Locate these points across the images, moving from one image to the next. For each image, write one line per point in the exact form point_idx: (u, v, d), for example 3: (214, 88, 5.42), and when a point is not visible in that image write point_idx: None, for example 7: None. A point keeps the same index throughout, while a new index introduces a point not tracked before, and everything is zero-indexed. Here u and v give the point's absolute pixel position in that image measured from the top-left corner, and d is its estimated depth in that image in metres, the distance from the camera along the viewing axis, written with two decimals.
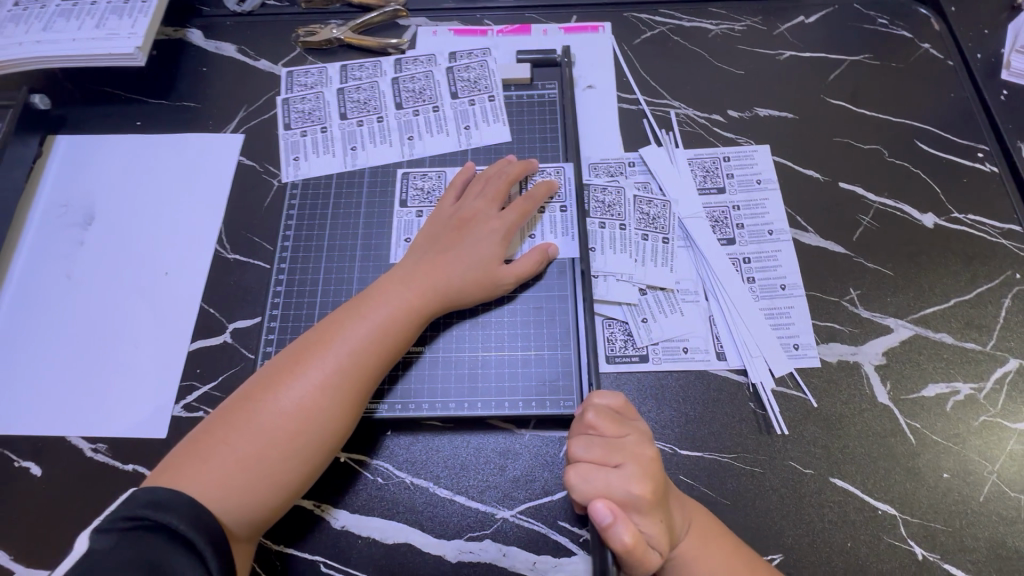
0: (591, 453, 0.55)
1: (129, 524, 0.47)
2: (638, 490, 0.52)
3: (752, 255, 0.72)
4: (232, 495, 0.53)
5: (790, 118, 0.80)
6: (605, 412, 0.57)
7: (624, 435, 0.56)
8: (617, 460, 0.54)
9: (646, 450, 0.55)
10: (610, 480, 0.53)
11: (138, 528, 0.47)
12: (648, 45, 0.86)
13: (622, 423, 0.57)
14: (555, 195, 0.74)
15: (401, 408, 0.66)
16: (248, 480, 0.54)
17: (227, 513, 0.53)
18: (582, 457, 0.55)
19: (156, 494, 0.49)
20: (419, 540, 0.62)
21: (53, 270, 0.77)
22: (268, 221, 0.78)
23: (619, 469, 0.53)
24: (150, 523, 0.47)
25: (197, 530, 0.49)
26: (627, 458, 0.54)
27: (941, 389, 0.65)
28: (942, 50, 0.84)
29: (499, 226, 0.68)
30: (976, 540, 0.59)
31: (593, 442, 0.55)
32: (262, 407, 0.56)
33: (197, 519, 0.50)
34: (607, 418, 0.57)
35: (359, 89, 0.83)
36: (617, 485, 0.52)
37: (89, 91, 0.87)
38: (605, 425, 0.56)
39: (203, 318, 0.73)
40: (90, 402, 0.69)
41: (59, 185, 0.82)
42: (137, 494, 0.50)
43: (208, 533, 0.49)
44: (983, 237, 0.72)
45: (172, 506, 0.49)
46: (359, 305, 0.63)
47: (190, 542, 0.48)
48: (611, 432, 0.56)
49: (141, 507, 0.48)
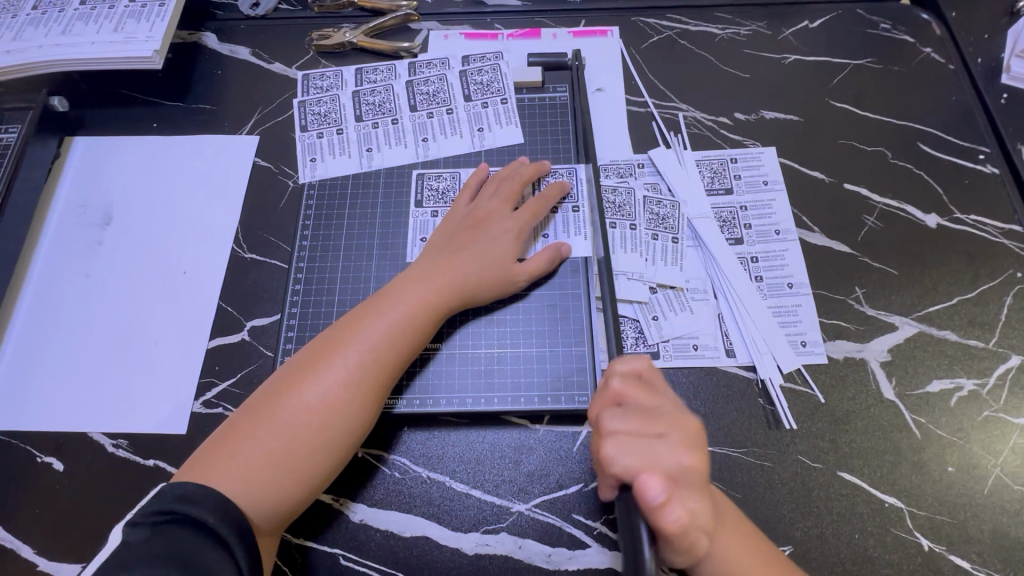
0: (629, 421, 0.52)
1: (159, 518, 0.49)
2: (685, 458, 0.50)
3: (760, 254, 0.74)
4: (259, 490, 0.54)
5: (796, 120, 0.82)
6: (632, 379, 0.56)
7: (658, 402, 0.55)
8: (659, 426, 0.52)
9: (683, 416, 0.54)
10: (656, 446, 0.50)
11: (169, 521, 0.48)
12: (656, 49, 0.88)
13: (652, 389, 0.56)
14: (567, 196, 0.76)
15: (418, 404, 0.67)
16: (274, 474, 0.55)
17: (253, 508, 0.54)
18: (620, 426, 0.52)
19: (186, 488, 0.51)
20: (436, 533, 0.63)
21: (72, 269, 0.78)
22: (284, 221, 0.79)
23: (662, 435, 0.51)
24: (180, 517, 0.49)
25: (226, 523, 0.50)
26: (668, 424, 0.52)
27: (945, 385, 0.67)
28: (944, 55, 0.86)
29: (512, 225, 0.70)
30: (981, 531, 0.61)
31: (630, 411, 0.53)
32: (286, 404, 0.58)
33: (225, 513, 0.51)
34: (637, 385, 0.56)
35: (373, 92, 0.85)
36: (663, 451, 0.50)
37: (106, 93, 0.89)
38: (637, 393, 0.55)
39: (221, 316, 0.75)
40: (111, 399, 0.71)
41: (77, 185, 0.83)
42: (166, 488, 0.51)
43: (236, 526, 0.51)
44: (985, 237, 0.74)
45: (200, 500, 0.50)
46: (378, 303, 0.64)
47: (218, 535, 0.49)
48: (643, 399, 0.55)
49: (172, 501, 0.49)
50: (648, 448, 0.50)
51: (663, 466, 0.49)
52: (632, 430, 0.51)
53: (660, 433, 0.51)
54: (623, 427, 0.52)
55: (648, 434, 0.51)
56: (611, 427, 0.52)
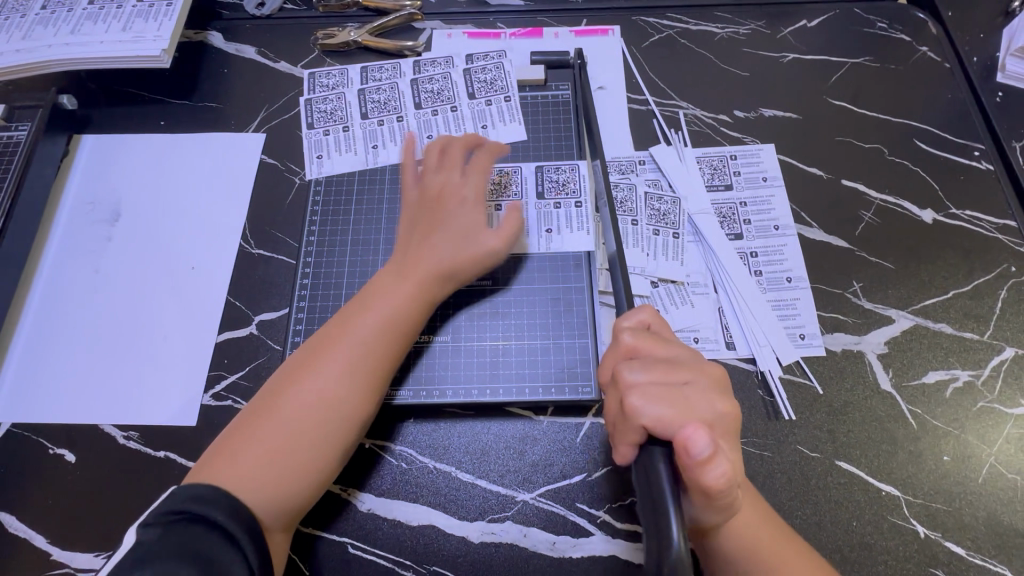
0: (652, 373, 0.53)
1: (170, 517, 0.50)
2: (718, 404, 0.52)
3: (760, 249, 0.75)
4: (265, 487, 0.56)
5: (794, 118, 0.83)
6: (642, 331, 0.57)
7: (673, 351, 0.56)
8: (684, 376, 0.53)
9: (701, 362, 0.55)
10: (688, 397, 0.51)
11: (180, 520, 0.50)
12: (656, 48, 0.89)
13: (664, 339, 0.57)
14: (514, 174, 0.79)
15: (425, 396, 0.68)
16: (278, 471, 0.57)
17: (262, 504, 0.55)
18: (646, 379, 0.52)
19: (198, 490, 0.52)
20: (442, 522, 0.64)
21: (82, 265, 0.79)
22: (291, 218, 0.80)
23: (688, 384, 0.53)
24: (190, 516, 0.50)
25: (235, 521, 0.52)
26: (691, 373, 0.54)
27: (941, 376, 0.68)
28: (939, 53, 0.87)
29: (471, 194, 0.71)
30: (975, 519, 0.62)
31: (651, 363, 0.54)
32: (283, 402, 0.59)
33: (235, 511, 0.52)
34: (649, 336, 0.56)
35: (378, 90, 0.86)
36: (693, 400, 0.51)
37: (113, 92, 0.90)
38: (651, 343, 0.55)
39: (229, 310, 0.76)
40: (121, 392, 0.72)
41: (86, 182, 0.84)
42: (179, 490, 0.52)
43: (245, 523, 0.52)
44: (979, 232, 0.76)
45: (212, 499, 0.52)
46: (363, 299, 0.65)
47: (228, 532, 0.51)
48: (658, 350, 0.55)
49: (184, 501, 0.51)
50: (681, 400, 0.51)
51: (697, 415, 0.51)
52: (658, 383, 0.52)
53: (686, 383, 0.53)
54: (648, 380, 0.52)
55: (674, 385, 0.52)
56: (635, 381, 0.52)
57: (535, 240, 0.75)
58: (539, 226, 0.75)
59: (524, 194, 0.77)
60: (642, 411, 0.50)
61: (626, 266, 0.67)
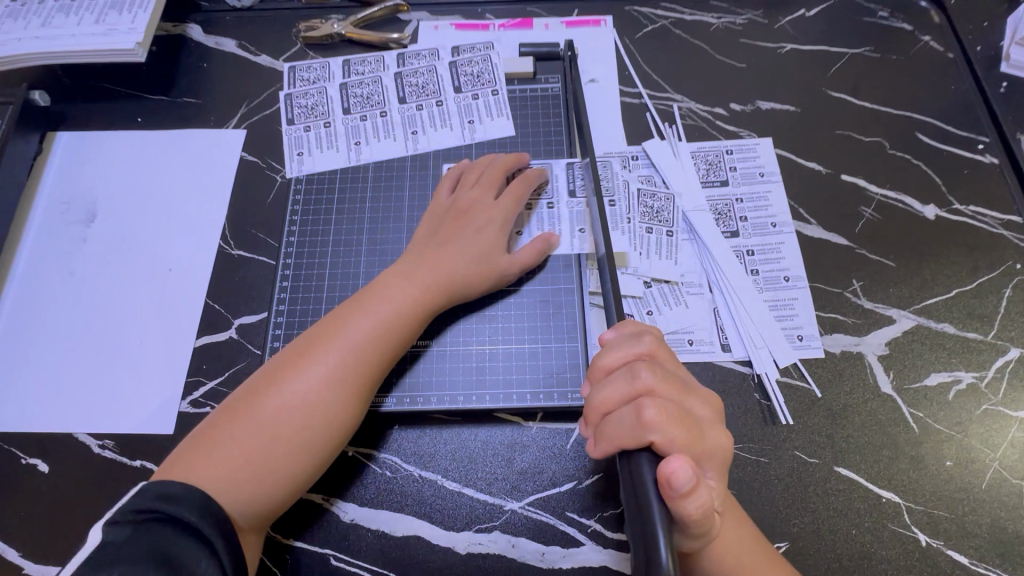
0: (667, 385, 0.49)
1: (138, 516, 0.48)
2: (716, 436, 0.49)
3: (756, 247, 0.73)
4: (239, 489, 0.53)
5: (792, 111, 0.81)
6: (661, 344, 0.53)
7: (684, 374, 0.53)
8: (694, 400, 0.50)
9: (710, 393, 0.53)
10: (695, 420, 0.48)
11: (149, 521, 0.48)
12: (650, 39, 0.86)
13: (675, 360, 0.54)
14: (546, 185, 0.75)
15: (409, 402, 0.66)
16: (254, 474, 0.54)
17: (235, 506, 0.53)
18: (658, 388, 0.48)
19: (168, 487, 0.50)
20: (428, 532, 0.62)
21: (56, 268, 0.77)
22: (272, 217, 0.78)
23: (694, 409, 0.50)
24: (160, 516, 0.48)
25: (207, 521, 0.49)
26: (700, 400, 0.51)
27: (944, 378, 0.66)
28: (943, 43, 0.84)
29: (495, 216, 0.68)
30: (978, 525, 0.60)
31: (668, 374, 0.50)
32: (267, 402, 0.56)
33: (206, 511, 0.50)
34: (666, 350, 0.53)
35: (362, 84, 0.83)
36: (698, 426, 0.49)
37: (88, 87, 0.87)
38: (667, 356, 0.52)
39: (207, 314, 0.73)
40: (97, 400, 0.69)
41: (61, 182, 0.81)
42: (148, 487, 0.50)
43: (217, 522, 0.50)
44: (983, 228, 0.73)
45: (181, 498, 0.49)
46: (361, 300, 0.62)
47: (200, 533, 0.48)
48: (672, 367, 0.52)
49: (153, 499, 0.49)
50: (688, 421, 0.48)
51: (697, 441, 0.47)
52: (669, 397, 0.49)
53: (693, 406, 0.50)
54: (659, 390, 0.49)
55: (682, 404, 0.49)
56: (647, 387, 0.48)
57: (568, 241, 0.72)
58: (554, 227, 0.73)
59: (556, 195, 0.74)
60: (648, 418, 0.46)
61: (613, 266, 0.64)
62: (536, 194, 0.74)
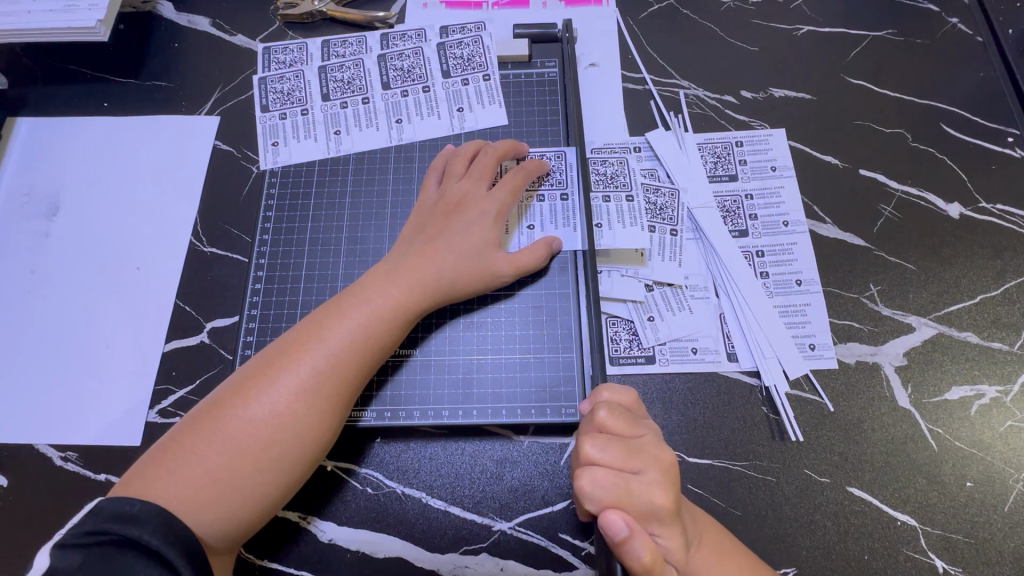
0: (610, 453, 0.48)
1: (95, 539, 0.44)
2: (666, 501, 0.46)
3: (767, 248, 0.68)
4: (204, 508, 0.48)
5: (807, 99, 0.75)
6: (618, 409, 0.51)
7: (640, 434, 0.50)
8: (641, 461, 0.48)
9: (666, 453, 0.50)
10: (634, 486, 0.47)
11: (107, 545, 0.43)
12: (655, 20, 0.80)
13: (637, 422, 0.51)
14: (547, 178, 0.69)
15: (391, 415, 0.61)
16: (221, 492, 0.49)
17: (202, 526, 0.48)
18: (600, 459, 0.48)
19: (128, 505, 0.45)
20: (410, 554, 0.58)
21: (14, 265, 0.71)
22: (247, 212, 0.73)
23: (642, 475, 0.47)
24: (116, 539, 0.44)
25: (171, 543, 0.45)
26: (650, 462, 0.48)
27: (965, 392, 0.61)
28: (971, 25, 0.78)
29: (489, 207, 0.63)
30: (1000, 552, 0.56)
31: (613, 442, 0.48)
32: (234, 415, 0.51)
33: (171, 531, 0.45)
34: (622, 417, 0.50)
35: (342, 67, 0.77)
36: (643, 493, 0.46)
37: (50, 69, 0.81)
38: (620, 423, 0.50)
39: (177, 315, 0.68)
40: (59, 408, 0.65)
41: (21, 170, 0.76)
42: (104, 504, 0.45)
43: (183, 547, 0.45)
44: (1011, 228, 0.68)
45: (142, 519, 0.45)
46: (338, 304, 0.57)
47: (162, 558, 0.44)
48: (625, 432, 0.50)
49: (110, 520, 0.44)
50: (625, 488, 0.46)
51: (634, 508, 0.46)
52: (612, 465, 0.48)
53: (641, 472, 0.48)
54: (603, 459, 0.48)
55: (628, 472, 0.47)
56: (588, 458, 0.48)
57: (579, 235, 0.66)
58: (566, 220, 0.67)
59: (569, 185, 0.68)
60: (583, 488, 0.47)
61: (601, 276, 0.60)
62: (534, 185, 0.68)
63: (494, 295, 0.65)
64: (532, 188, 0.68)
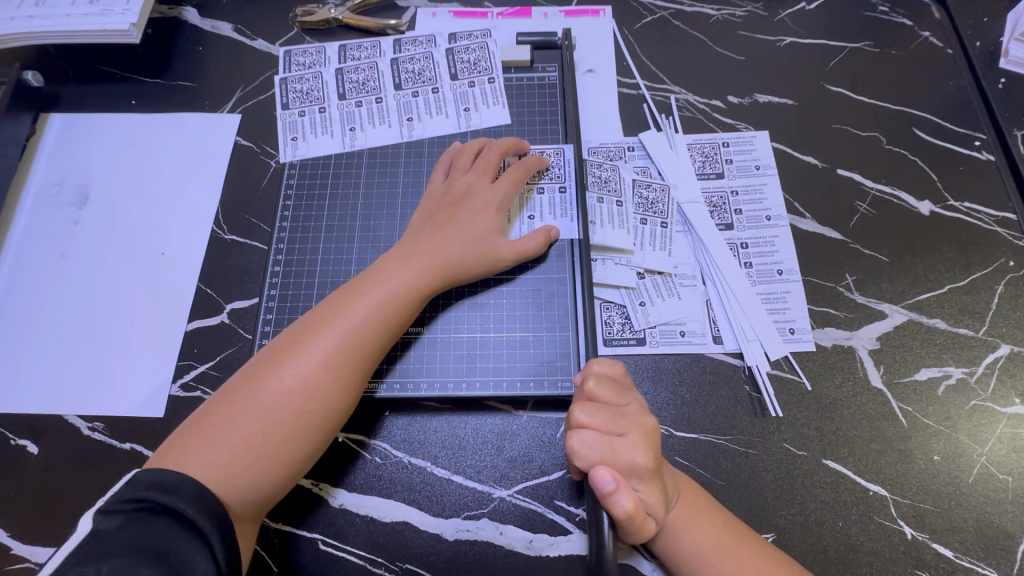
0: (597, 417, 0.53)
1: (131, 505, 0.47)
2: (647, 460, 0.51)
3: (750, 240, 0.73)
4: (238, 473, 0.53)
5: (789, 104, 0.80)
6: (606, 380, 0.56)
7: (626, 403, 0.55)
8: (625, 425, 0.53)
9: (648, 419, 0.54)
10: (618, 446, 0.51)
11: (142, 510, 0.47)
12: (648, 30, 0.85)
13: (624, 391, 0.56)
14: (546, 173, 0.74)
15: (399, 389, 0.66)
16: (253, 459, 0.54)
17: (236, 490, 0.53)
18: (588, 422, 0.53)
19: (163, 473, 0.49)
20: (415, 518, 0.62)
21: (46, 249, 0.76)
22: (266, 203, 0.78)
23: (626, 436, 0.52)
24: (153, 504, 0.47)
25: (200, 505, 0.49)
26: (633, 426, 0.53)
27: (933, 373, 0.66)
28: (942, 38, 0.84)
29: (493, 199, 0.68)
30: (964, 519, 0.61)
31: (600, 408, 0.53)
32: (264, 388, 0.56)
33: (199, 493, 0.49)
34: (610, 386, 0.55)
35: (357, 70, 0.82)
36: (626, 453, 0.51)
37: (81, 69, 0.86)
38: (607, 391, 0.55)
39: (200, 297, 0.73)
40: (87, 382, 0.69)
41: (54, 162, 0.81)
42: (139, 473, 0.49)
43: (211, 511, 0.49)
44: (977, 224, 0.73)
45: (173, 484, 0.49)
46: (355, 286, 0.62)
47: (192, 521, 0.48)
48: (613, 400, 0.55)
49: (145, 487, 0.48)
50: (610, 448, 0.51)
51: (618, 466, 0.51)
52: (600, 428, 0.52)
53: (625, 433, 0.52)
54: (591, 423, 0.53)
55: (614, 434, 0.52)
56: (578, 422, 0.53)
57: (576, 226, 0.71)
58: (564, 212, 0.72)
59: (567, 179, 0.74)
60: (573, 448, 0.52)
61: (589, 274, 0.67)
62: (535, 179, 0.74)
63: (496, 279, 0.70)
64: (531, 182, 0.73)
